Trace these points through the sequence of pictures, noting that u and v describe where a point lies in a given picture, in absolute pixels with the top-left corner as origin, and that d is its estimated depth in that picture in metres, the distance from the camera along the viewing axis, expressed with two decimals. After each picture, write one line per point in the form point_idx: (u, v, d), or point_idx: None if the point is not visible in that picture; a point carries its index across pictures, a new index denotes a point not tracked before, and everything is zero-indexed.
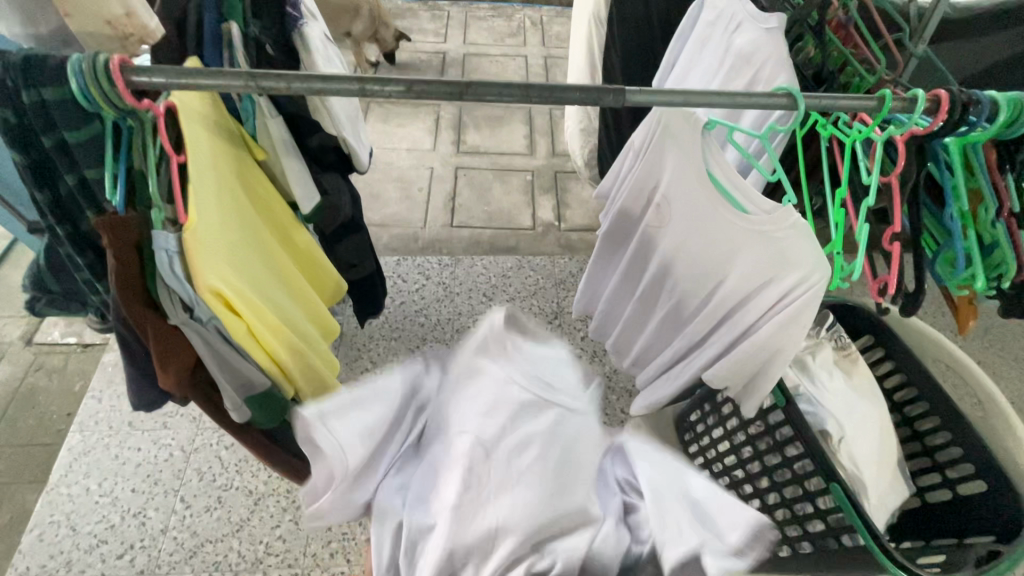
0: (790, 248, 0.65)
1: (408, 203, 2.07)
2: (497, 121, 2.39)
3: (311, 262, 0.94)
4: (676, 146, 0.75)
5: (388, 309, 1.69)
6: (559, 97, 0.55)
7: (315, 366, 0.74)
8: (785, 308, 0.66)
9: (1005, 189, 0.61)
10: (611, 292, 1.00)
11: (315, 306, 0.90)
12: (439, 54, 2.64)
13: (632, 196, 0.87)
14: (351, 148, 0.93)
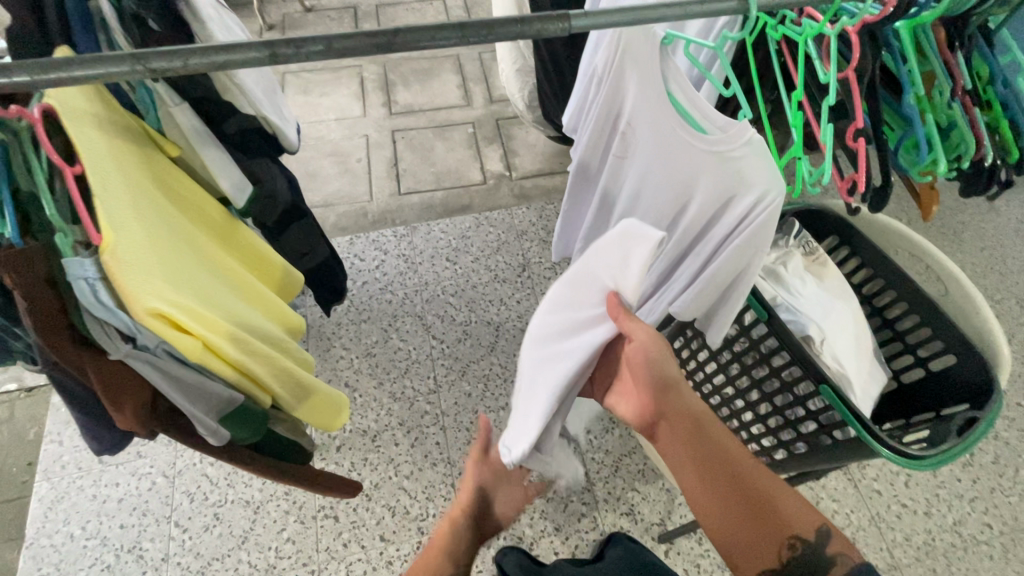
0: (743, 169, 0.63)
1: (350, 177, 1.96)
2: (426, 75, 2.25)
3: (258, 261, 0.88)
4: (636, 66, 0.71)
5: (351, 292, 1.61)
6: (498, 35, 0.49)
7: (293, 372, 0.75)
8: (743, 232, 0.66)
9: (957, 67, 0.61)
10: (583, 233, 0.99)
11: (276, 304, 0.88)
12: (349, 9, 2.44)
13: (596, 128, 0.83)
14: (275, 126, 0.84)
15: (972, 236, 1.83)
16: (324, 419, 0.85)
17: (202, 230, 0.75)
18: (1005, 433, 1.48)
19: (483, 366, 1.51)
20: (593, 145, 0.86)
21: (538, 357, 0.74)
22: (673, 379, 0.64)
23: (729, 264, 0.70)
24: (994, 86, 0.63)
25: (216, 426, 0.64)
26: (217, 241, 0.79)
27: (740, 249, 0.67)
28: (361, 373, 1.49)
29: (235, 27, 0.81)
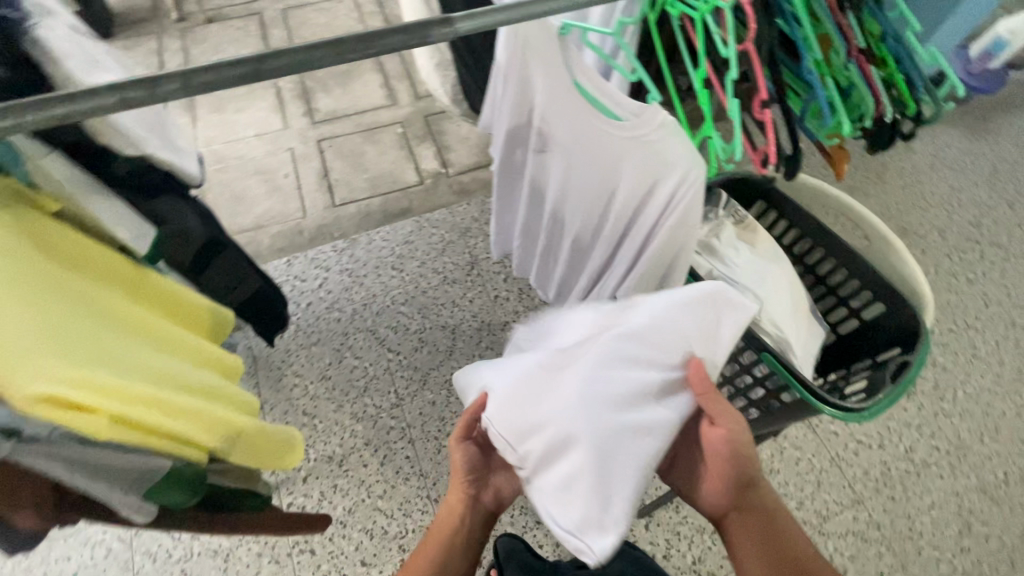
0: (662, 152, 0.63)
1: (279, 194, 1.87)
2: (346, 77, 2.16)
3: (179, 308, 0.83)
4: (536, 64, 0.69)
5: (296, 315, 1.55)
6: (380, 46, 0.45)
7: (229, 421, 0.72)
8: (673, 212, 0.66)
9: (849, 28, 0.61)
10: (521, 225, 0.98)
11: (201, 350, 0.84)
12: (254, 16, 2.31)
13: (508, 131, 0.81)
14: (169, 163, 0.78)
15: (893, 175, 1.92)
16: (272, 458, 0.85)
17: (115, 289, 0.72)
18: (942, 358, 1.58)
19: (443, 371, 1.48)
20: (511, 146, 0.84)
21: (589, 430, 0.62)
22: (755, 481, 0.73)
23: (666, 243, 0.70)
24: (885, 42, 0.64)
25: (141, 498, 0.61)
26: (127, 294, 0.74)
27: (674, 227, 0.67)
28: (319, 398, 1.43)
29: (112, 75, 0.74)
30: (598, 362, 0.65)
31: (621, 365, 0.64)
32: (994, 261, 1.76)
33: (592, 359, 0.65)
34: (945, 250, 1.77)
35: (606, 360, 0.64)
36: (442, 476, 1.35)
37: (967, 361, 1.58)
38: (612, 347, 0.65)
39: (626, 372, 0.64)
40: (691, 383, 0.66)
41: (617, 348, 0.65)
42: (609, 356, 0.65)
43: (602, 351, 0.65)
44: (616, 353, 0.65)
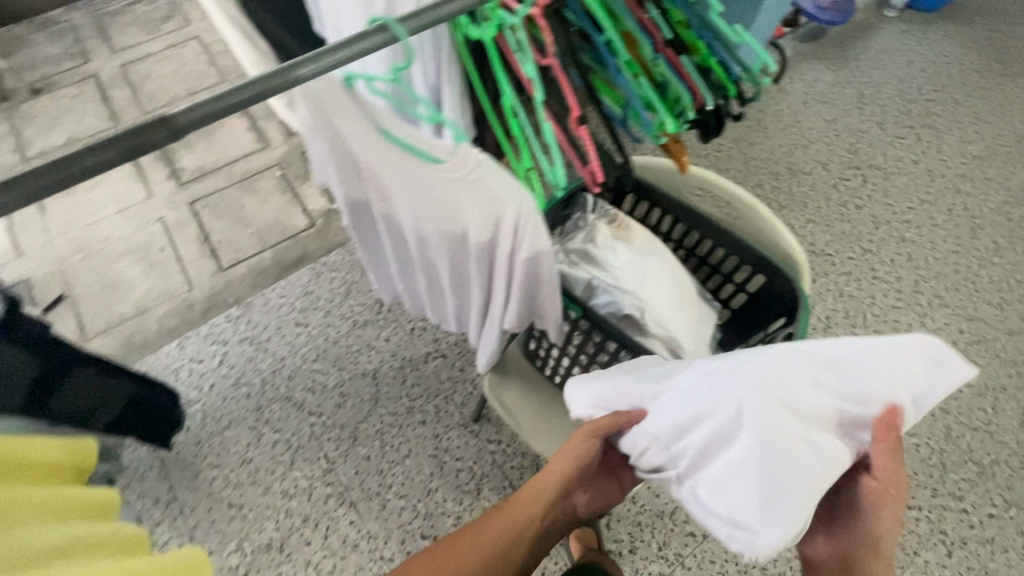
0: (490, 188, 0.58)
1: (157, 271, 1.70)
2: (208, 127, 2.00)
3: (39, 461, 0.75)
4: (336, 118, 0.62)
5: (200, 401, 1.42)
6: (87, 164, 0.45)
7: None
8: (522, 242, 0.62)
9: (651, 23, 0.58)
10: (394, 266, 0.92)
11: (76, 496, 0.77)
12: (90, 80, 2.10)
13: (342, 184, 0.74)
14: None
15: (772, 119, 1.98)
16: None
17: None
18: (847, 287, 1.65)
19: (373, 421, 1.40)
20: (352, 197, 0.77)
21: (759, 438, 0.60)
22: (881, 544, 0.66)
23: (525, 270, 0.66)
24: (692, 29, 0.61)
25: None
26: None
27: (528, 257, 0.64)
28: (244, 485, 1.32)
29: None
30: (784, 376, 0.62)
31: (804, 388, 0.62)
32: (875, 183, 1.85)
33: (773, 371, 0.63)
34: (831, 182, 1.84)
35: (793, 377, 0.62)
36: (394, 532, 1.28)
37: (869, 285, 1.66)
38: (797, 370, 0.63)
39: (808, 394, 0.62)
40: (876, 428, 0.64)
41: (804, 370, 0.63)
42: (796, 373, 0.63)
43: (791, 363, 0.63)
44: (798, 374, 0.63)
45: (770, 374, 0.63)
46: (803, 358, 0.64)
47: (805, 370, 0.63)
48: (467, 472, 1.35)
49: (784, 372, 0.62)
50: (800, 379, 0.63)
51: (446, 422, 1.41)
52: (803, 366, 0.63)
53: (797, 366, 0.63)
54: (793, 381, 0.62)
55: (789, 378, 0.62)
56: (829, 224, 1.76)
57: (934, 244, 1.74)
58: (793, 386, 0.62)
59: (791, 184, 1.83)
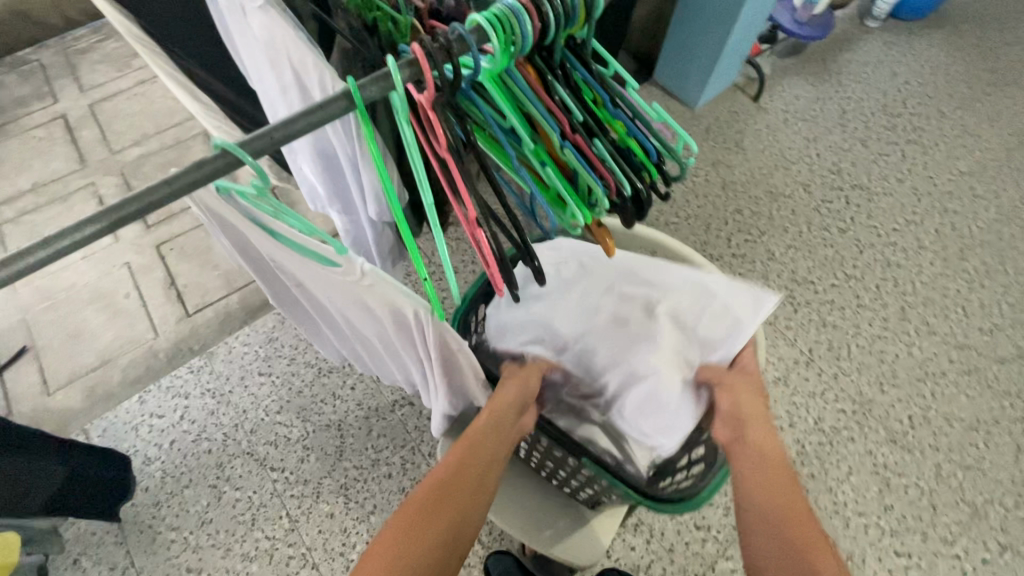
0: (385, 294, 0.54)
1: (122, 318, 1.67)
2: (175, 166, 1.97)
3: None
4: (221, 219, 0.57)
5: (160, 459, 1.38)
6: None
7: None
8: (428, 339, 0.58)
9: (559, 107, 0.54)
10: (327, 331, 0.88)
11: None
12: (58, 120, 2.08)
13: (250, 267, 0.70)
14: None
15: (751, 140, 1.92)
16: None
17: None
18: (830, 316, 1.59)
19: (336, 476, 1.36)
20: (266, 275, 0.74)
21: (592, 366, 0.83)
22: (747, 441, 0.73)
23: (441, 361, 0.63)
24: (607, 107, 0.56)
25: None
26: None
27: (440, 350, 0.60)
28: (203, 547, 1.28)
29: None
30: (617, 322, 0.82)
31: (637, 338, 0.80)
32: (858, 204, 1.79)
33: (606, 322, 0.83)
34: (812, 205, 1.79)
35: (623, 329, 0.82)
36: None
37: (854, 313, 1.59)
38: (626, 322, 0.82)
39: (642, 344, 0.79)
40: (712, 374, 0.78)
41: (629, 321, 0.82)
42: (625, 326, 0.82)
43: (620, 316, 0.82)
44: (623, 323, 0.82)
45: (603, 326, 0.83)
46: (628, 306, 0.82)
47: (632, 321, 0.82)
48: None
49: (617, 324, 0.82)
50: (633, 329, 0.81)
51: (413, 474, 1.36)
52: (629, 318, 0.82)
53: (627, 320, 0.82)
54: (625, 331, 0.81)
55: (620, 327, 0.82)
56: (811, 249, 1.70)
57: (921, 268, 1.68)
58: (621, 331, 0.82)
59: (771, 208, 1.78)
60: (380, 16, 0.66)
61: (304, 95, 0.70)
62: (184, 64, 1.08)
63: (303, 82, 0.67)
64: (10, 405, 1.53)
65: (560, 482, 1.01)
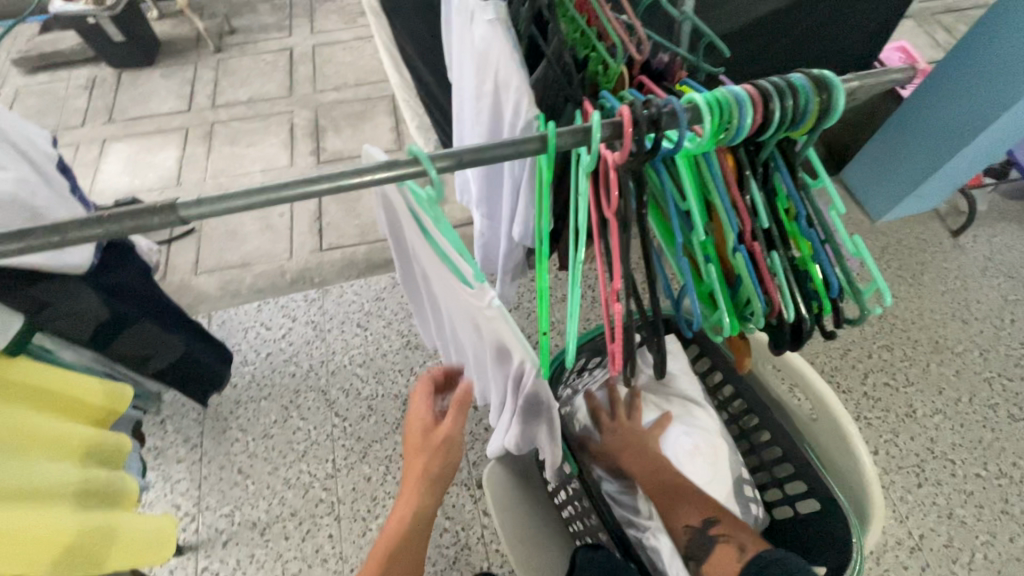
0: (497, 332, 0.55)
1: (269, 234, 1.88)
2: (358, 118, 2.17)
3: (68, 398, 0.84)
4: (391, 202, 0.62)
5: (253, 365, 1.53)
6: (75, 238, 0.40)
7: (69, 536, 0.71)
8: (520, 387, 0.58)
9: (747, 209, 0.50)
10: (432, 323, 0.92)
11: (99, 436, 0.87)
12: (285, 51, 2.39)
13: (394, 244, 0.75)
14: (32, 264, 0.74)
15: (932, 277, 1.67)
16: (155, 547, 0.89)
17: None
18: (961, 509, 1.33)
19: (386, 446, 1.41)
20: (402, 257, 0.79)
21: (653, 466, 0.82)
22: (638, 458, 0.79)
23: (524, 409, 0.62)
24: (799, 224, 0.51)
25: None
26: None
27: (524, 402, 0.60)
28: (256, 458, 1.40)
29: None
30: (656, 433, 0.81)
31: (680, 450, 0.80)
32: None
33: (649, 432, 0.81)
34: (984, 375, 1.51)
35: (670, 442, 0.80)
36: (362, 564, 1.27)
37: (993, 518, 1.32)
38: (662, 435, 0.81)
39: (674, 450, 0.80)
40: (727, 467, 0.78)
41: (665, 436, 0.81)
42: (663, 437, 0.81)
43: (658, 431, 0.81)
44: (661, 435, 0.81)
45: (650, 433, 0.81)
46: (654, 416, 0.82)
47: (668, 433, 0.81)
48: (451, 535, 1.29)
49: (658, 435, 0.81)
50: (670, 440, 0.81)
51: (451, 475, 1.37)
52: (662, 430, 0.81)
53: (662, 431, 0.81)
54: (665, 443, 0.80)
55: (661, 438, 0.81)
56: (964, 424, 1.44)
57: None
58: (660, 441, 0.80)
59: (930, 360, 1.53)
60: (593, 59, 0.68)
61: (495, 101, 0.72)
62: (400, 41, 1.18)
63: (499, 89, 0.69)
64: (166, 271, 1.79)
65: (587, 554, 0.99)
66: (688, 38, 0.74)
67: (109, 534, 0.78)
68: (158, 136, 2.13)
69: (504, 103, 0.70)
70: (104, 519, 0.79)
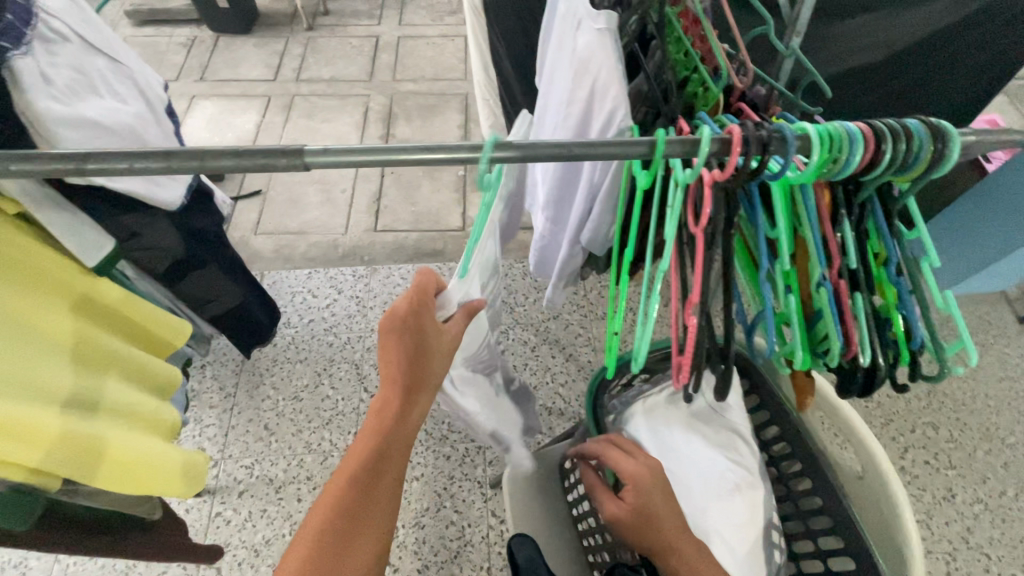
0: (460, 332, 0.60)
1: (329, 207, 1.94)
2: (430, 111, 2.23)
3: (127, 321, 0.87)
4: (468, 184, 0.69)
5: (295, 328, 1.59)
6: (212, 167, 0.43)
7: (83, 442, 0.69)
8: None
9: (837, 245, 0.50)
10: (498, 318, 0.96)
11: (135, 358, 0.87)
12: (372, 38, 2.49)
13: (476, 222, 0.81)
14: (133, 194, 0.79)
15: (991, 360, 1.60)
16: (162, 482, 0.83)
17: (50, 297, 0.73)
18: None
19: None
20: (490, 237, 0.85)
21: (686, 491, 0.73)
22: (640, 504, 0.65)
23: None
24: (888, 269, 0.50)
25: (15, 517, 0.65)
26: (70, 302, 0.76)
27: None
28: (283, 417, 1.44)
29: (109, 99, 0.74)
30: (697, 458, 0.74)
31: (721, 481, 0.73)
32: None
33: (691, 454, 0.74)
34: None
35: (710, 470, 0.73)
36: None
37: None
38: (705, 461, 0.73)
39: (715, 479, 0.73)
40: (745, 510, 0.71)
41: (707, 463, 0.73)
42: (703, 462, 0.73)
43: (702, 454, 0.74)
44: (701, 461, 0.73)
45: (691, 457, 0.74)
46: (699, 438, 0.75)
47: (710, 462, 0.73)
48: (457, 528, 1.30)
49: (699, 459, 0.73)
50: (712, 467, 0.73)
51: (466, 470, 1.37)
52: (704, 457, 0.74)
53: (706, 459, 0.74)
54: (705, 470, 0.73)
55: (703, 464, 0.73)
56: (1005, 519, 1.36)
57: None
58: (700, 467, 0.73)
59: (976, 445, 1.46)
60: (694, 80, 0.68)
61: (588, 102, 0.73)
62: (494, 40, 1.22)
63: (596, 91, 0.70)
64: (229, 227, 1.87)
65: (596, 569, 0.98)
66: (787, 75, 0.74)
67: (148, 455, 0.80)
68: (242, 99, 2.24)
69: (598, 104, 0.70)
70: (116, 436, 0.76)
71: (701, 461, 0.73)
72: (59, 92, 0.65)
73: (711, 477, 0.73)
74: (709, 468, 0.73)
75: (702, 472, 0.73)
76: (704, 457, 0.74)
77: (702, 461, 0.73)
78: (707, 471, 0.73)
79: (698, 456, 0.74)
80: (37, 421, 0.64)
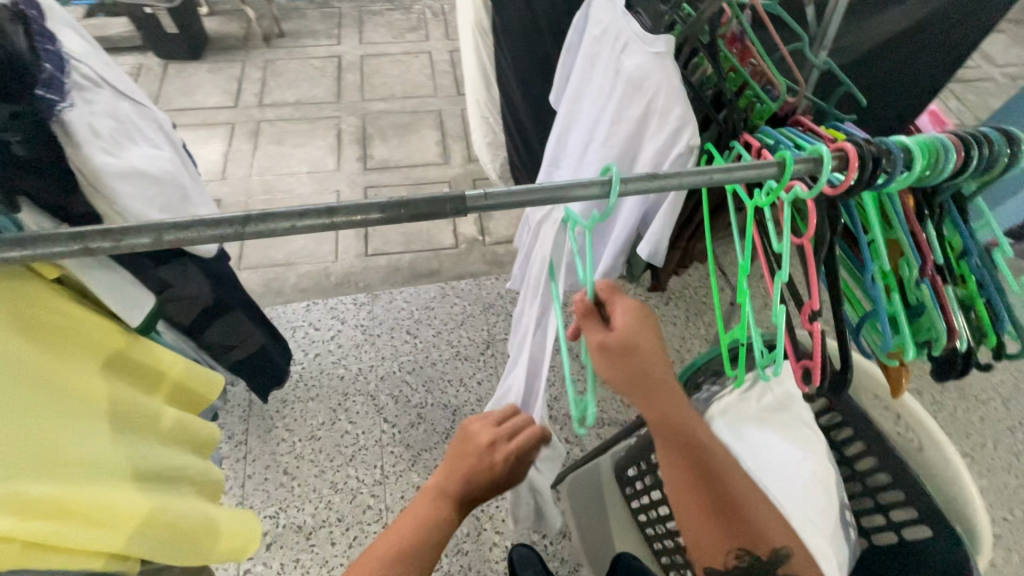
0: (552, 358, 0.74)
1: (315, 235, 1.87)
2: (405, 130, 2.20)
3: (168, 379, 0.80)
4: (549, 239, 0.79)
5: (301, 365, 1.52)
6: (374, 221, 0.42)
7: (155, 518, 0.64)
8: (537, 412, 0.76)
9: (927, 244, 0.54)
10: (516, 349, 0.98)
11: (183, 417, 0.80)
12: (333, 58, 2.43)
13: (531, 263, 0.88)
14: None
15: None
16: (223, 550, 0.76)
17: (96, 364, 0.67)
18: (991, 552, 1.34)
19: (435, 455, 1.40)
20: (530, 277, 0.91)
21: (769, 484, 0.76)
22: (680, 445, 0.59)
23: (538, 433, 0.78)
24: (969, 261, 0.56)
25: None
26: (116, 367, 0.71)
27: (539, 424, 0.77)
28: (303, 459, 1.37)
29: (145, 146, 0.70)
30: (776, 451, 0.77)
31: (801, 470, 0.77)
32: None
33: (770, 448, 0.77)
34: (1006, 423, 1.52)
35: (790, 462, 0.77)
36: None
37: (1019, 562, 1.31)
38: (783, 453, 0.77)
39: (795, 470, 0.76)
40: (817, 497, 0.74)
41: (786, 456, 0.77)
42: (783, 454, 0.77)
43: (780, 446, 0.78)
44: (780, 453, 0.77)
45: (770, 451, 0.77)
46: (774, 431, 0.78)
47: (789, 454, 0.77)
48: (501, 550, 1.27)
49: (778, 452, 0.77)
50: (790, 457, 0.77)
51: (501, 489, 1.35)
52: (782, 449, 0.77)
53: (784, 451, 0.77)
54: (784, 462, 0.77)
55: (782, 456, 0.77)
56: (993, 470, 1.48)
57: None
58: (780, 460, 0.77)
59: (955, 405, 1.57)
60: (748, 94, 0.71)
61: (642, 119, 0.76)
62: (499, 60, 1.23)
63: (653, 109, 0.73)
64: None
65: (668, 563, 0.99)
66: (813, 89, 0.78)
67: (212, 518, 0.75)
68: (203, 129, 2.12)
69: (655, 121, 0.73)
70: (178, 506, 0.69)
71: (779, 454, 0.77)
72: (104, 142, 0.60)
73: (791, 468, 0.77)
74: (788, 458, 0.77)
75: (782, 463, 0.77)
76: (782, 450, 0.77)
77: (781, 454, 0.77)
78: (787, 463, 0.77)
79: (778, 450, 0.77)
80: (110, 503, 0.59)
